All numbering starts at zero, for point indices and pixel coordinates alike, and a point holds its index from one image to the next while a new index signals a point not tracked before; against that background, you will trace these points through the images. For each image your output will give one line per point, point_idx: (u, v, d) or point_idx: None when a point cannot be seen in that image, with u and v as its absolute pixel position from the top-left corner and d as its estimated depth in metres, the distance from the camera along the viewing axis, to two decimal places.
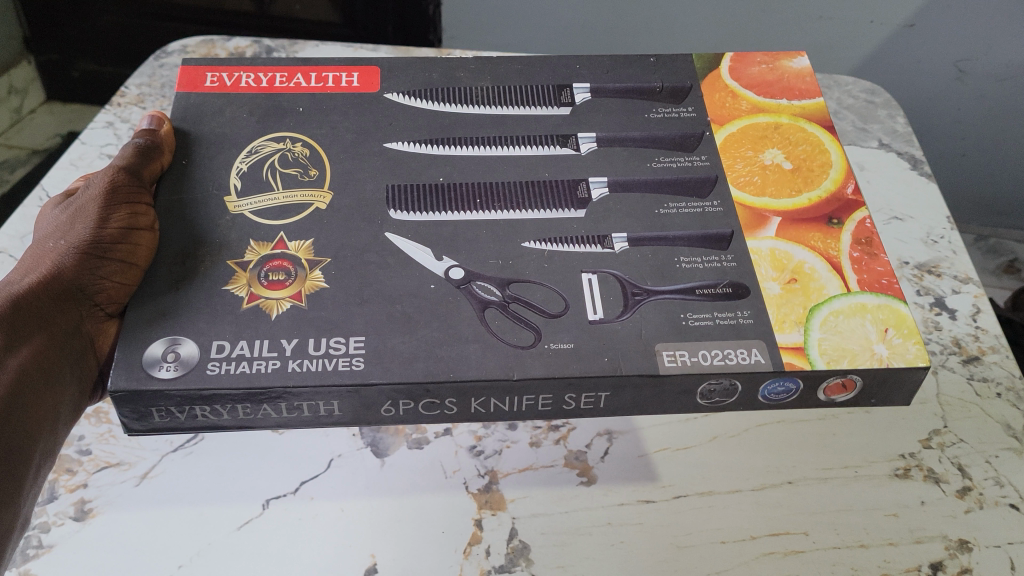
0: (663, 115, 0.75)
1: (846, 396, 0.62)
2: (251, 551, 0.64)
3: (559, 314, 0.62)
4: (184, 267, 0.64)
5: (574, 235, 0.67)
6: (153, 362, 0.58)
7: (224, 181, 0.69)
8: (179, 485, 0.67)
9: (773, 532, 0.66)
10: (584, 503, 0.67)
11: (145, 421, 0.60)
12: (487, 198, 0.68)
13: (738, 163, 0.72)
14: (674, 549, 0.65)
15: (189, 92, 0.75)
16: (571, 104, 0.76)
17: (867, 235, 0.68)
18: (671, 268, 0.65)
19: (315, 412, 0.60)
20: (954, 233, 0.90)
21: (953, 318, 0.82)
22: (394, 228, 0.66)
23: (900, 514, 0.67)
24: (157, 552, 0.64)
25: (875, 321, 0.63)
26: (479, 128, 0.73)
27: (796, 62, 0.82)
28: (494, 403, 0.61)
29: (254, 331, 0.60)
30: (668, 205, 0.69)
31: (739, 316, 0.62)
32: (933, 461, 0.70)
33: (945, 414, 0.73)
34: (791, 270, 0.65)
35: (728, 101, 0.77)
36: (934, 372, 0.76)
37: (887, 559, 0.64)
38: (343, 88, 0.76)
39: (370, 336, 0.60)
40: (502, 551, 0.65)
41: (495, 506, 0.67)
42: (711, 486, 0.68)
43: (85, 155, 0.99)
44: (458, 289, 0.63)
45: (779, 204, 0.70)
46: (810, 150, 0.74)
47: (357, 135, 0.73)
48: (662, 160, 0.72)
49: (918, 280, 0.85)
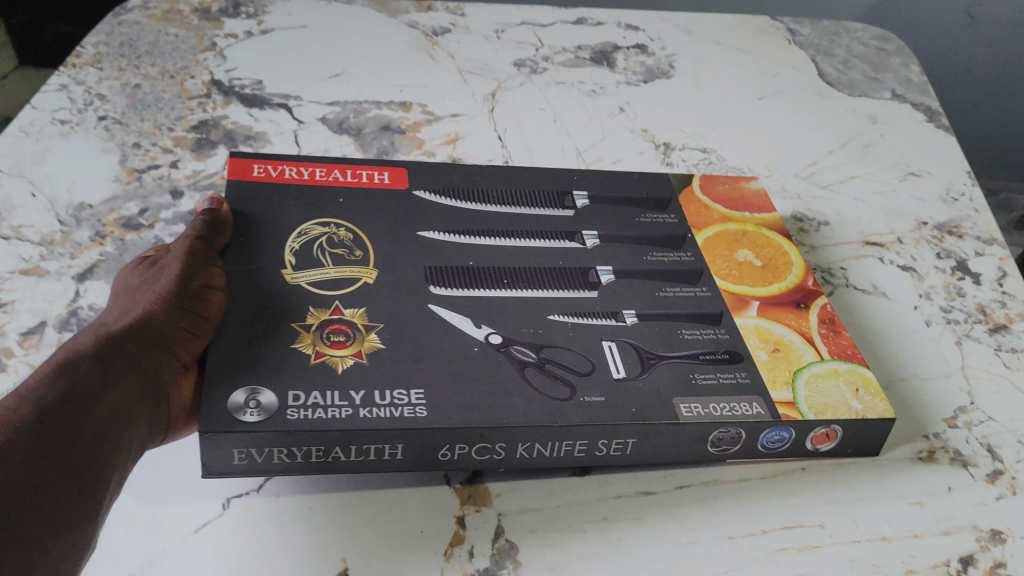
0: (652, 220, 0.75)
1: (829, 445, 0.62)
2: (208, 557, 0.57)
3: (588, 373, 0.60)
4: (253, 326, 0.60)
5: (587, 310, 0.65)
6: (237, 408, 0.55)
7: (276, 257, 0.66)
8: (132, 482, 0.61)
9: (785, 525, 0.60)
10: (578, 497, 0.61)
11: (220, 464, 0.56)
12: (513, 277, 0.67)
13: (718, 259, 0.72)
14: (676, 546, 0.59)
15: (240, 181, 0.72)
16: (574, 209, 0.75)
17: (830, 317, 0.68)
18: (675, 338, 0.64)
19: (380, 456, 0.57)
20: (975, 190, 0.86)
21: (977, 282, 0.76)
22: (436, 300, 0.64)
23: (925, 503, 0.61)
24: (103, 557, 0.57)
25: (847, 379, 0.62)
26: (497, 223, 0.72)
27: (755, 180, 0.80)
28: (538, 448, 0.59)
29: (323, 383, 0.57)
30: (666, 288, 0.68)
31: (737, 376, 0.62)
32: (960, 442, 0.64)
33: (971, 388, 0.68)
34: (773, 341, 0.65)
35: (701, 212, 0.76)
36: (958, 343, 0.71)
37: (911, 553, 0.58)
38: (375, 185, 0.74)
39: (429, 390, 0.58)
40: (486, 552, 0.59)
41: (479, 501, 0.61)
42: (717, 475, 0.62)
43: (36, 119, 0.91)
44: (498, 352, 0.61)
45: (756, 291, 0.69)
46: (774, 251, 0.73)
47: (393, 224, 0.70)
48: (655, 255, 0.71)
49: (938, 242, 0.80)
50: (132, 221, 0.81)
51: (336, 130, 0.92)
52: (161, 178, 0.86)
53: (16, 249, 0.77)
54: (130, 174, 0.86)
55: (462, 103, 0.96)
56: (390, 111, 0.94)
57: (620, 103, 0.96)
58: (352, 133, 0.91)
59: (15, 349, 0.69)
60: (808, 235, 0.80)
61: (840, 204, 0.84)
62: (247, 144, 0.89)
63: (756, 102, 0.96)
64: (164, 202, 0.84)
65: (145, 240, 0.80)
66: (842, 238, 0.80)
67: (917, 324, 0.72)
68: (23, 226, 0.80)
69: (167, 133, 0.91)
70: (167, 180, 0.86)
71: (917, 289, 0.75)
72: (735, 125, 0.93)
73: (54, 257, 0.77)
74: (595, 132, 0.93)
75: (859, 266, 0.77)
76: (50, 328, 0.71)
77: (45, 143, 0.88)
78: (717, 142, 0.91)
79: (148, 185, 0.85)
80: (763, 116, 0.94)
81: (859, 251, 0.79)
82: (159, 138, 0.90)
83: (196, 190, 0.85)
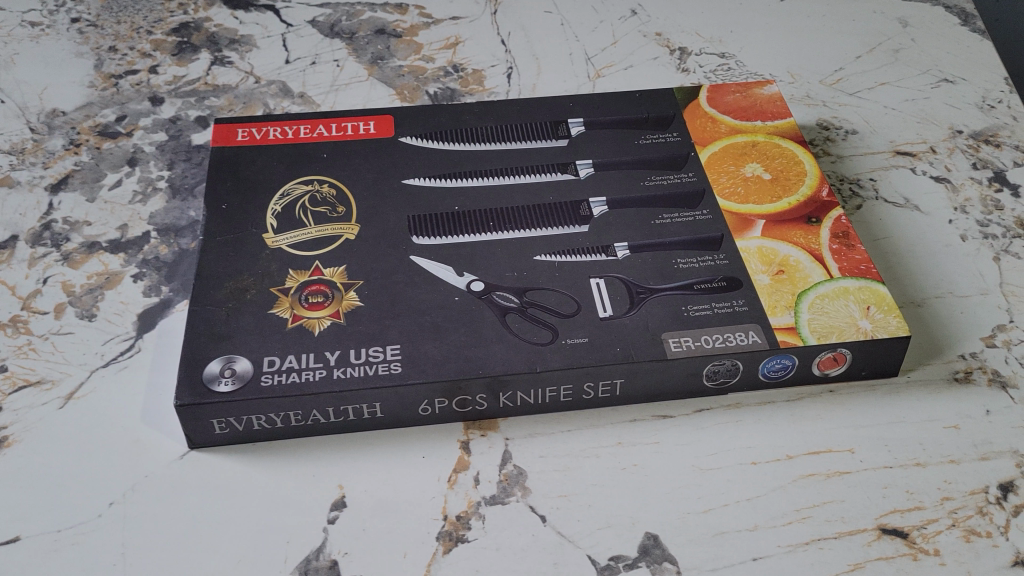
0: (652, 141, 0.69)
1: (839, 369, 0.58)
2: (194, 486, 0.54)
3: (571, 314, 0.57)
4: (228, 290, 0.58)
5: (578, 247, 0.61)
6: (212, 379, 0.54)
7: (257, 219, 0.63)
8: (111, 406, 0.57)
9: (812, 450, 0.56)
10: (591, 420, 0.58)
11: (204, 434, 0.55)
12: (501, 219, 0.63)
13: (722, 177, 0.66)
14: (697, 472, 0.55)
15: (223, 147, 0.68)
16: (568, 138, 0.69)
17: (844, 229, 0.62)
18: (668, 268, 0.60)
19: (360, 416, 0.55)
20: (1014, 96, 0.80)
21: (1016, 195, 0.71)
22: (417, 250, 0.61)
23: (962, 426, 0.57)
24: (82, 487, 0.54)
25: (858, 298, 0.58)
26: (486, 162, 0.67)
27: (769, 87, 0.73)
28: (521, 396, 0.56)
29: (300, 346, 0.55)
30: (662, 216, 0.63)
31: (733, 304, 0.58)
32: (998, 362, 0.60)
33: (1009, 306, 0.63)
34: (777, 263, 0.60)
35: (708, 126, 0.70)
36: (995, 259, 0.66)
37: (947, 480, 0.55)
38: (360, 136, 0.69)
39: (405, 344, 0.56)
40: (493, 479, 0.55)
41: (484, 426, 0.57)
42: (739, 398, 0.59)
43: (5, 21, 0.85)
44: (479, 300, 0.58)
45: (763, 208, 0.64)
46: (786, 163, 0.67)
47: (377, 175, 0.66)
48: (653, 180, 0.66)
49: (974, 151, 0.74)
50: (109, 128, 0.75)
51: (328, 34, 0.85)
52: (139, 84, 0.79)
53: None
54: (107, 79, 0.80)
55: (462, 5, 0.88)
56: (385, 14, 0.87)
57: (632, 5, 0.89)
58: (345, 38, 0.85)
59: None
60: (834, 144, 0.75)
61: (869, 111, 0.78)
62: (232, 49, 0.83)
63: (778, 3, 0.89)
64: (143, 109, 0.77)
65: (124, 149, 0.73)
66: (870, 147, 0.75)
67: (951, 239, 0.67)
68: None
69: (145, 37, 0.84)
70: (146, 86, 0.79)
71: (952, 202, 0.70)
72: (757, 29, 0.87)
73: (26, 166, 0.72)
74: (605, 35, 0.86)
75: (890, 177, 0.72)
76: (22, 242, 0.66)
77: (14, 46, 0.82)
78: (736, 47, 0.85)
79: (126, 91, 0.79)
80: (786, 19, 0.88)
81: (889, 161, 0.74)
82: (137, 42, 0.83)
83: (178, 96, 0.78)
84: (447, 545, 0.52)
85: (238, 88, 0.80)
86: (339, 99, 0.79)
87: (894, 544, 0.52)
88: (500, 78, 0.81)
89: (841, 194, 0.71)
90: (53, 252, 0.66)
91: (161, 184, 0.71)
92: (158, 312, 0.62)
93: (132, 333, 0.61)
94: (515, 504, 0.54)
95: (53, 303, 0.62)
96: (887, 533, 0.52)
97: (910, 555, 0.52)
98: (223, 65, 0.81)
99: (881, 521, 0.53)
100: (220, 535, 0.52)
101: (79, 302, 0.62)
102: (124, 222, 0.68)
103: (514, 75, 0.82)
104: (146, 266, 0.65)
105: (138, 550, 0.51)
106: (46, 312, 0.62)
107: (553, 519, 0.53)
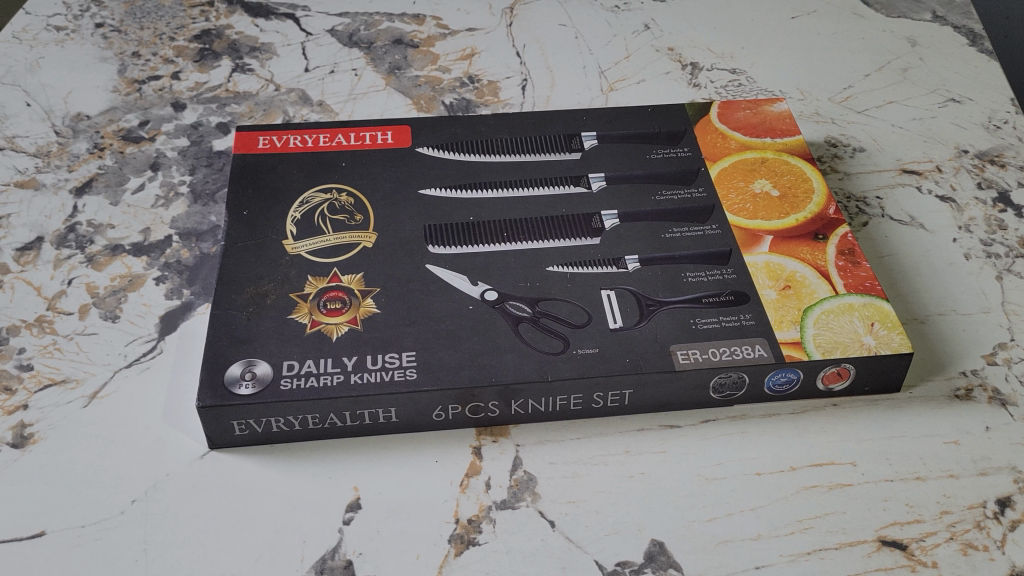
0: (664, 156, 0.70)
1: (843, 383, 0.59)
2: (214, 484, 0.56)
3: (583, 325, 0.59)
4: (248, 295, 0.60)
5: (590, 259, 0.63)
6: (233, 382, 0.55)
7: (278, 225, 0.64)
8: (134, 405, 0.59)
9: (815, 462, 0.58)
10: (600, 429, 0.59)
11: (224, 435, 0.57)
12: (515, 230, 0.64)
13: (732, 192, 0.67)
14: (701, 481, 0.57)
15: (245, 154, 0.70)
16: (581, 151, 0.71)
17: (851, 246, 0.64)
18: (678, 281, 0.61)
19: (375, 420, 0.57)
20: (1019, 117, 0.81)
21: (1020, 215, 0.72)
22: (433, 260, 0.62)
23: (962, 442, 0.58)
24: (106, 483, 0.55)
25: (862, 315, 0.59)
26: (502, 174, 0.68)
27: (779, 105, 0.75)
28: (531, 404, 0.58)
29: (319, 351, 0.57)
30: (672, 229, 0.65)
31: (741, 318, 0.59)
32: (999, 380, 0.61)
33: (1010, 325, 0.65)
34: (784, 279, 0.61)
35: (718, 142, 0.71)
36: (998, 278, 0.67)
37: (946, 494, 0.56)
38: (378, 146, 0.71)
39: (420, 351, 0.57)
40: (504, 484, 0.57)
41: (496, 432, 0.59)
42: (744, 409, 0.60)
43: (30, 26, 0.86)
44: (493, 309, 0.59)
45: (771, 224, 0.65)
46: (794, 180, 0.69)
47: (394, 185, 0.68)
48: (663, 194, 0.67)
49: (979, 171, 0.76)
50: (132, 133, 0.77)
51: (346, 44, 0.87)
52: (162, 90, 0.81)
53: (11, 160, 0.74)
54: (130, 84, 0.81)
55: (478, 18, 0.90)
56: (403, 25, 0.89)
57: (645, 20, 0.91)
58: (362, 48, 0.87)
59: (11, 266, 0.66)
60: (842, 161, 0.76)
61: (877, 129, 0.80)
62: (253, 56, 0.85)
63: (788, 22, 0.91)
64: (166, 114, 0.79)
65: (146, 154, 0.75)
66: (877, 165, 0.76)
67: (955, 258, 0.69)
68: (18, 135, 0.76)
69: (168, 43, 0.86)
70: (168, 92, 0.81)
71: (956, 221, 0.72)
72: (767, 46, 0.88)
73: (52, 169, 0.73)
74: (619, 49, 0.88)
75: (896, 195, 0.74)
76: (48, 244, 0.68)
77: (38, 50, 0.84)
78: (747, 63, 0.86)
79: (149, 96, 0.80)
80: (797, 37, 0.89)
81: (895, 178, 0.75)
82: (160, 48, 0.85)
83: (199, 102, 0.80)
84: (458, 548, 0.54)
85: (258, 95, 0.81)
86: (356, 108, 0.80)
87: (893, 556, 0.53)
88: (514, 89, 0.83)
89: (848, 211, 0.72)
90: (77, 254, 0.67)
91: (183, 189, 0.72)
92: (179, 315, 0.64)
93: (154, 336, 0.62)
94: (524, 509, 0.56)
95: (78, 304, 0.64)
96: (886, 545, 0.54)
97: (908, 566, 0.53)
98: (244, 72, 0.83)
99: (882, 533, 0.54)
100: (238, 533, 0.54)
101: (103, 304, 0.64)
102: (147, 226, 0.69)
103: (528, 87, 0.83)
104: (168, 270, 0.66)
105: (160, 546, 0.53)
106: (71, 313, 0.64)
107: (561, 524, 0.55)
